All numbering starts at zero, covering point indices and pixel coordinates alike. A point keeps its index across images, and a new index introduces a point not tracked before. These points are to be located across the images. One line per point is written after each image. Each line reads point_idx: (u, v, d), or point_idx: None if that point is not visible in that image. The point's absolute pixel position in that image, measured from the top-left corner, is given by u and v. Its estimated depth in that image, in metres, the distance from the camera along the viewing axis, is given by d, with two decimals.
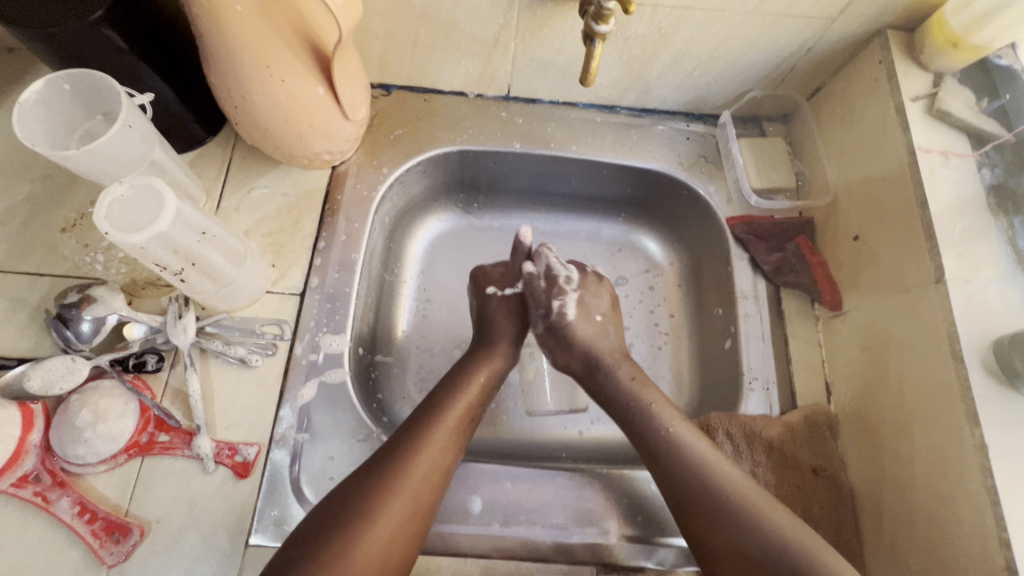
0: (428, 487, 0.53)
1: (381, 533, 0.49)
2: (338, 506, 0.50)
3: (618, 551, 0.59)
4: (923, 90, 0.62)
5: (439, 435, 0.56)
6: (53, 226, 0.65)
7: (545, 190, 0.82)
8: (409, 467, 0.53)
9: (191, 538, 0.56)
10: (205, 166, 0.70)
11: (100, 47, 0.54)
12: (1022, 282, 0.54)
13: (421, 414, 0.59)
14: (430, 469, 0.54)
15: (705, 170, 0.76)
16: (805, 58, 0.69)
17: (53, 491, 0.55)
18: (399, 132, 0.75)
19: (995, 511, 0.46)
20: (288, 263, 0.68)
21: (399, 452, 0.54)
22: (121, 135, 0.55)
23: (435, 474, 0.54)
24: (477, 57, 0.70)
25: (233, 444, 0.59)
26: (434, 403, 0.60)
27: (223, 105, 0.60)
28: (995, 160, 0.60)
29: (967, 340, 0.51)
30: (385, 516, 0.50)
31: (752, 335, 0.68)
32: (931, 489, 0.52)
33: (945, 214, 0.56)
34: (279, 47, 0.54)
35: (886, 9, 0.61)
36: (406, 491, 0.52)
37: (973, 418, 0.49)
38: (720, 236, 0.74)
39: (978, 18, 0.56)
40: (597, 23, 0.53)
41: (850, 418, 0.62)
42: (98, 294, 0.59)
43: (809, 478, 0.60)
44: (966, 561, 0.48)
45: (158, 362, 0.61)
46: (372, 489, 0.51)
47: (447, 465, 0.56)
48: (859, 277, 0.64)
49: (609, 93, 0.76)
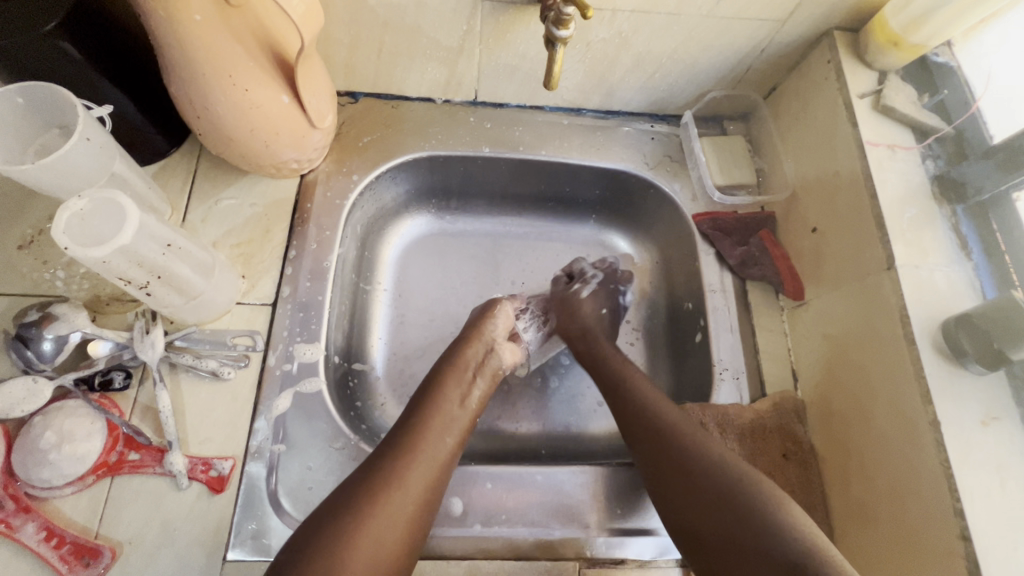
0: (425, 480, 0.53)
1: (400, 504, 0.51)
2: (359, 479, 0.52)
3: (597, 545, 0.60)
4: (869, 87, 0.65)
5: (441, 416, 0.58)
6: (10, 244, 0.63)
7: (516, 193, 0.83)
8: (418, 446, 0.55)
9: (166, 557, 0.54)
10: (169, 178, 0.69)
11: (53, 58, 0.53)
12: (966, 266, 0.58)
13: (418, 407, 0.59)
14: (433, 461, 0.55)
15: (670, 168, 0.78)
16: (760, 58, 0.72)
17: (18, 516, 0.53)
18: (368, 138, 0.75)
19: (950, 483, 0.48)
20: (258, 274, 0.67)
21: (413, 429, 0.56)
22: (78, 148, 0.54)
23: (441, 455, 0.56)
24: (442, 63, 0.71)
25: (207, 458, 0.58)
26: (429, 393, 0.60)
27: (185, 115, 0.59)
28: (937, 152, 0.63)
29: (918, 322, 0.54)
30: (404, 486, 0.52)
31: (721, 327, 0.70)
32: (892, 469, 0.54)
33: (895, 205, 0.59)
34: (240, 55, 0.54)
35: (833, 10, 0.64)
36: (421, 465, 0.54)
37: (926, 397, 0.51)
38: (687, 232, 0.77)
39: (914, 20, 0.59)
40: (557, 28, 0.55)
41: (815, 405, 0.65)
42: (60, 312, 0.58)
43: (780, 464, 0.62)
44: (928, 532, 0.50)
45: (125, 380, 0.59)
46: (393, 463, 0.53)
47: (451, 451, 0.57)
48: (818, 268, 0.67)
49: (574, 96, 0.77)
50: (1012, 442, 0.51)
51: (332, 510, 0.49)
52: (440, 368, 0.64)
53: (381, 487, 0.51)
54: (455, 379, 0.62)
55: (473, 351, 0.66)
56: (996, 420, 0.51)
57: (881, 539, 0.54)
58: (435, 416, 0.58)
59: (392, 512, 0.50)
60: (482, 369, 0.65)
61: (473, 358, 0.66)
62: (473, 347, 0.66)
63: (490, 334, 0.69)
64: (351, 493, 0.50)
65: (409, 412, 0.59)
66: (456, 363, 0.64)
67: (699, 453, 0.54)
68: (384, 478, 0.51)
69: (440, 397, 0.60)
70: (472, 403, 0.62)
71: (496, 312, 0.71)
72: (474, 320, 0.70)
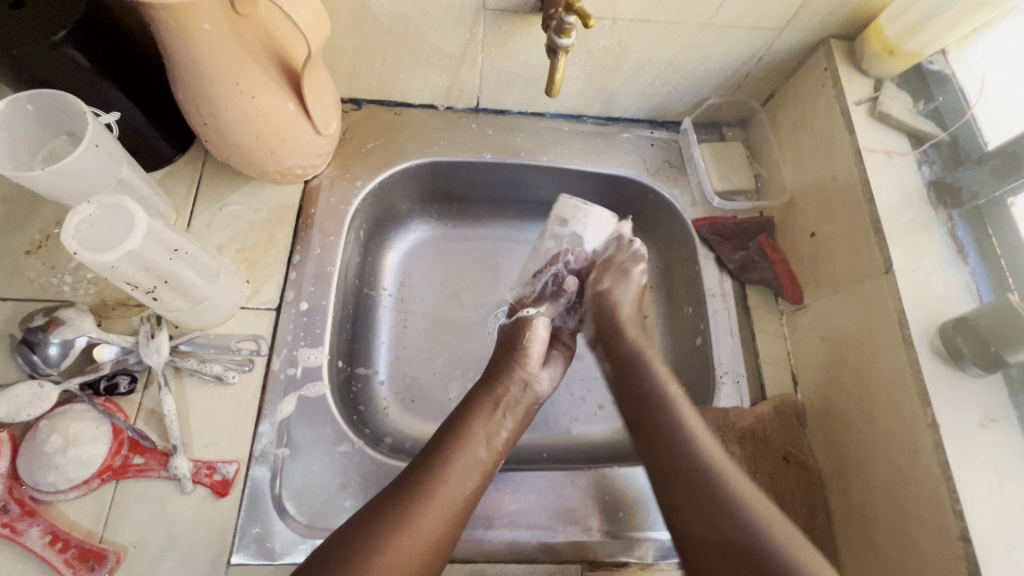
0: (437, 527, 0.53)
1: (408, 552, 0.50)
2: (370, 517, 0.52)
3: (600, 548, 0.61)
4: (865, 94, 0.66)
5: (462, 457, 0.57)
6: (17, 249, 0.64)
7: (519, 198, 0.84)
8: (433, 490, 0.54)
9: (171, 560, 0.54)
10: (174, 184, 0.70)
11: (64, 67, 0.54)
12: (963, 269, 0.58)
13: (441, 448, 0.58)
14: (449, 507, 0.54)
15: (669, 174, 0.79)
16: (758, 66, 0.73)
17: (23, 521, 0.53)
18: (370, 145, 0.76)
19: (950, 485, 0.49)
20: (262, 278, 0.67)
21: (431, 473, 0.55)
22: (87, 154, 0.55)
23: (459, 499, 0.55)
24: (445, 70, 0.72)
25: (211, 462, 0.58)
26: (451, 434, 0.59)
27: (191, 123, 0.60)
28: (933, 158, 0.64)
29: (916, 325, 0.55)
30: (413, 531, 0.51)
31: (721, 332, 0.71)
32: (892, 476, 0.54)
33: (892, 210, 0.60)
34: (246, 63, 0.54)
35: (829, 19, 0.65)
36: (434, 510, 0.53)
37: (925, 399, 0.52)
38: (686, 236, 0.77)
39: (908, 29, 0.61)
40: (559, 37, 0.56)
41: (815, 407, 0.65)
42: (67, 316, 0.58)
43: (780, 467, 0.63)
44: (927, 548, 0.50)
45: (130, 384, 0.60)
46: (401, 508, 0.52)
47: (469, 495, 0.56)
48: (816, 271, 0.68)
49: (575, 103, 0.78)
50: (1010, 443, 0.51)
51: (339, 547, 0.49)
52: (465, 406, 0.63)
53: (388, 533, 0.50)
54: (481, 420, 0.61)
55: (502, 391, 0.64)
56: (994, 422, 0.52)
57: (879, 548, 0.55)
58: (458, 459, 0.57)
59: (396, 558, 0.50)
60: (518, 408, 0.64)
61: (504, 397, 0.64)
62: (503, 386, 0.65)
63: (524, 371, 0.67)
64: (355, 531, 0.50)
65: (434, 448, 0.58)
66: (484, 403, 0.63)
67: (739, 527, 0.50)
68: (394, 522, 0.51)
69: (463, 437, 0.59)
70: (501, 443, 0.61)
71: (527, 339, 0.68)
72: (503, 348, 0.69)
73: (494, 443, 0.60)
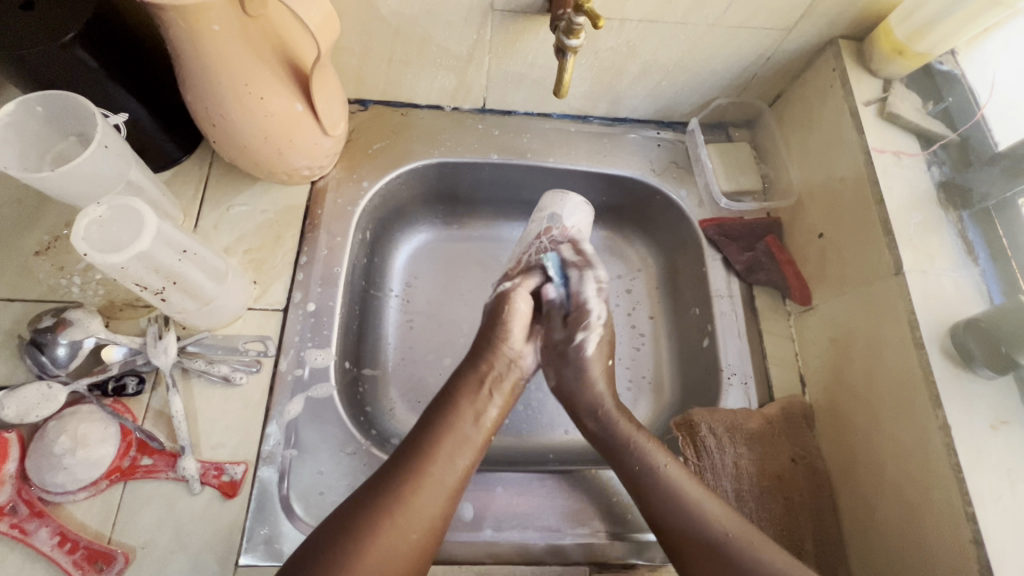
0: (434, 509, 0.53)
1: (403, 533, 0.50)
2: (363, 499, 0.52)
3: (608, 550, 0.60)
4: (874, 95, 0.66)
5: (452, 436, 0.57)
6: (25, 250, 0.64)
7: (524, 198, 0.84)
8: (422, 470, 0.54)
9: (179, 561, 0.54)
10: (182, 184, 0.70)
11: (72, 68, 0.54)
12: (972, 271, 0.58)
13: (429, 427, 0.57)
14: (441, 487, 0.54)
15: (676, 174, 0.79)
16: (765, 66, 0.72)
17: (31, 521, 0.53)
18: (377, 146, 0.76)
19: (961, 488, 0.49)
20: (269, 279, 0.67)
21: (419, 452, 0.55)
22: (97, 155, 0.55)
23: (449, 478, 0.55)
24: (452, 71, 0.72)
25: (219, 463, 0.58)
26: (438, 413, 0.58)
27: (200, 124, 0.60)
28: (942, 159, 0.65)
29: (927, 326, 0.55)
30: (408, 512, 0.51)
31: (729, 333, 0.71)
32: (900, 475, 0.54)
33: (901, 211, 0.60)
34: (255, 64, 0.54)
35: (838, 19, 0.65)
36: (425, 492, 0.53)
37: (936, 401, 0.52)
38: (693, 237, 0.77)
39: (918, 29, 0.60)
40: (568, 38, 0.56)
41: (824, 409, 0.65)
42: (75, 317, 0.58)
43: (789, 468, 0.62)
44: (936, 547, 0.50)
45: (138, 385, 0.60)
46: (394, 491, 0.52)
47: (460, 476, 0.55)
48: (824, 272, 0.68)
49: (582, 103, 0.78)
50: (1021, 445, 0.51)
51: (336, 534, 0.49)
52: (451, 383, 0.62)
53: (382, 515, 0.50)
54: (467, 398, 0.60)
55: (487, 367, 0.62)
56: (1006, 424, 0.52)
57: (888, 548, 0.55)
58: (447, 439, 0.56)
59: (392, 540, 0.50)
60: (505, 383, 0.63)
61: (489, 372, 0.62)
62: (488, 361, 0.63)
63: (508, 347, 0.64)
64: (349, 515, 0.50)
65: (422, 428, 0.57)
66: (469, 380, 0.61)
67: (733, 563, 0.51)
68: (387, 505, 0.51)
69: (450, 416, 0.58)
70: (489, 421, 0.60)
71: (507, 315, 0.65)
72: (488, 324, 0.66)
73: (482, 420, 0.59)
